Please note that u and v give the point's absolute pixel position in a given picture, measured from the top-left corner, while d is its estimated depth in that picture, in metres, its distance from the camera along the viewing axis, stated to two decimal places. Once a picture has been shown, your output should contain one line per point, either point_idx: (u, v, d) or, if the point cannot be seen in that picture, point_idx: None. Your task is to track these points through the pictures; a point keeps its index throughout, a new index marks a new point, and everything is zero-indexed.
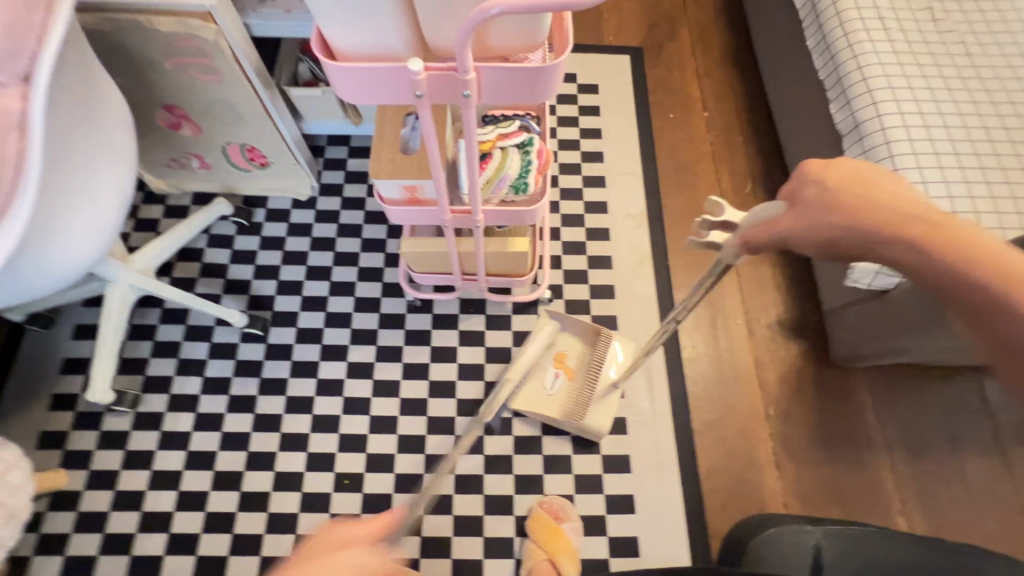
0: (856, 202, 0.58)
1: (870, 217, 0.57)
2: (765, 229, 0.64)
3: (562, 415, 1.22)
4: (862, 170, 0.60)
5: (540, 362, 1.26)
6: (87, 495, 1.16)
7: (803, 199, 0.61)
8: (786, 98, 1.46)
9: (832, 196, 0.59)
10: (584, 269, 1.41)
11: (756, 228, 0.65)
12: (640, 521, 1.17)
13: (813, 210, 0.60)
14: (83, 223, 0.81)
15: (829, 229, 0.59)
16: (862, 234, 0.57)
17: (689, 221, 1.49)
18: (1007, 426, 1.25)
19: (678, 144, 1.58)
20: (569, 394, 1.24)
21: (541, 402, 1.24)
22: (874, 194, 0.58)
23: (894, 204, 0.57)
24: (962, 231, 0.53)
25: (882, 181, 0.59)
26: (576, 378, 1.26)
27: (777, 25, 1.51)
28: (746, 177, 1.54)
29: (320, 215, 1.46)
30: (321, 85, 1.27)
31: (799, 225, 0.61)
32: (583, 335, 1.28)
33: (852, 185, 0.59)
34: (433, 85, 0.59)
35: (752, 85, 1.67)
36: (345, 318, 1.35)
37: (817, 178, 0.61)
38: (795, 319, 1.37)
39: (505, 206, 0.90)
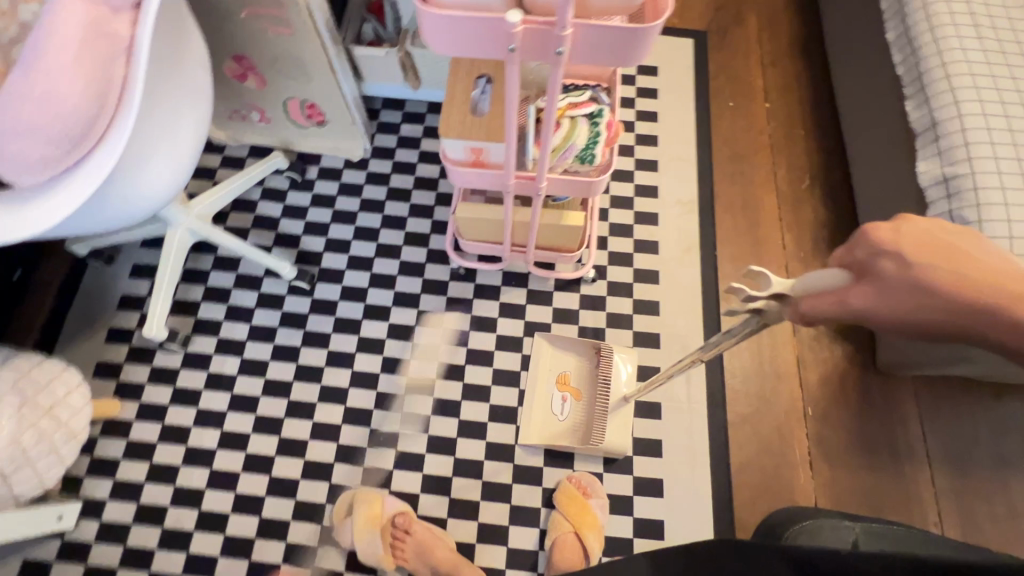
0: (954, 276, 0.52)
1: (972, 300, 0.52)
2: (833, 306, 0.57)
3: (576, 440, 1.21)
4: (936, 233, 0.54)
5: (546, 389, 1.25)
6: (137, 425, 1.22)
7: (876, 272, 0.54)
8: (856, 93, 1.41)
9: (918, 268, 0.53)
10: (629, 252, 1.40)
11: (812, 301, 0.59)
12: (666, 505, 1.18)
13: (894, 294, 0.53)
14: (165, 156, 0.84)
15: (933, 315, 0.52)
16: (969, 313, 0.52)
17: (740, 213, 1.46)
18: None
19: (736, 133, 1.54)
20: (579, 414, 1.24)
21: (553, 429, 1.23)
22: (965, 264, 0.52)
23: (986, 270, 0.52)
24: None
25: (954, 242, 0.54)
26: (581, 401, 1.25)
27: (854, 16, 1.45)
28: (805, 173, 1.50)
29: (371, 176, 1.48)
30: (386, 46, 1.27)
31: (882, 304, 0.54)
32: (581, 353, 1.28)
33: (932, 256, 0.53)
34: (526, 41, 0.59)
35: (819, 78, 1.61)
36: (390, 280, 1.37)
37: (894, 247, 0.54)
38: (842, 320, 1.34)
39: (568, 175, 0.91)
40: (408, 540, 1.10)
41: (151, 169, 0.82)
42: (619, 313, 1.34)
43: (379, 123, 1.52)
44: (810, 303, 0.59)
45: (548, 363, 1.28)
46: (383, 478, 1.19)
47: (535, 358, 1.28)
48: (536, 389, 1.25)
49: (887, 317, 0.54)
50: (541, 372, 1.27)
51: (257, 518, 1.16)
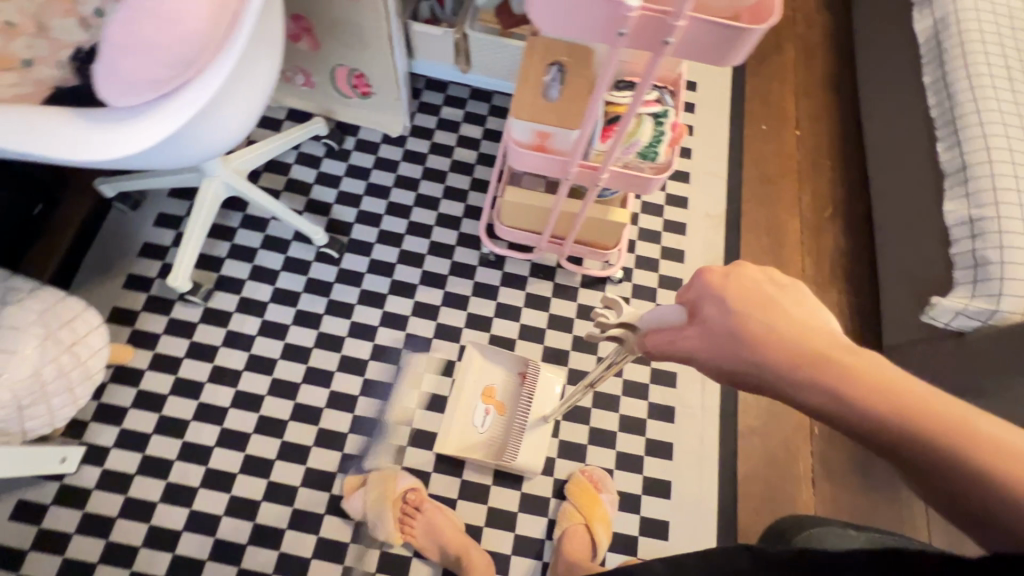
0: (762, 326, 0.49)
1: (779, 354, 0.48)
2: (668, 344, 0.57)
3: (491, 455, 1.18)
4: (762, 287, 0.52)
5: (468, 398, 1.22)
6: (149, 375, 1.19)
7: (704, 315, 0.54)
8: (886, 130, 1.46)
9: (730, 314, 0.51)
10: (655, 258, 1.43)
11: (660, 336, 0.59)
12: (673, 508, 1.20)
13: (715, 338, 0.52)
14: (240, 106, 0.83)
15: (735, 364, 0.50)
16: (775, 367, 0.48)
17: (765, 232, 1.50)
18: None
19: (766, 156, 1.58)
20: (499, 429, 1.21)
21: (468, 441, 1.20)
22: (773, 316, 0.49)
23: (800, 326, 0.48)
24: (874, 371, 0.45)
25: (784, 295, 0.51)
26: (501, 418, 1.22)
27: (891, 57, 1.50)
28: (828, 202, 1.55)
29: (407, 154, 1.47)
30: (443, 26, 1.27)
31: (702, 346, 0.53)
32: (509, 366, 1.25)
33: (750, 306, 0.51)
34: (639, 28, 0.60)
35: (849, 114, 1.66)
36: (418, 259, 1.36)
37: (717, 293, 0.53)
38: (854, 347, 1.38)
39: (628, 169, 0.91)
40: (418, 517, 1.10)
41: (229, 119, 0.82)
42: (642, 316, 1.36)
43: (420, 102, 1.52)
44: (653, 342, 0.60)
45: (470, 374, 1.24)
46: (396, 454, 1.19)
47: (461, 372, 1.24)
48: (456, 401, 1.21)
49: (705, 360, 0.53)
50: (468, 382, 1.23)
51: (265, 481, 1.14)
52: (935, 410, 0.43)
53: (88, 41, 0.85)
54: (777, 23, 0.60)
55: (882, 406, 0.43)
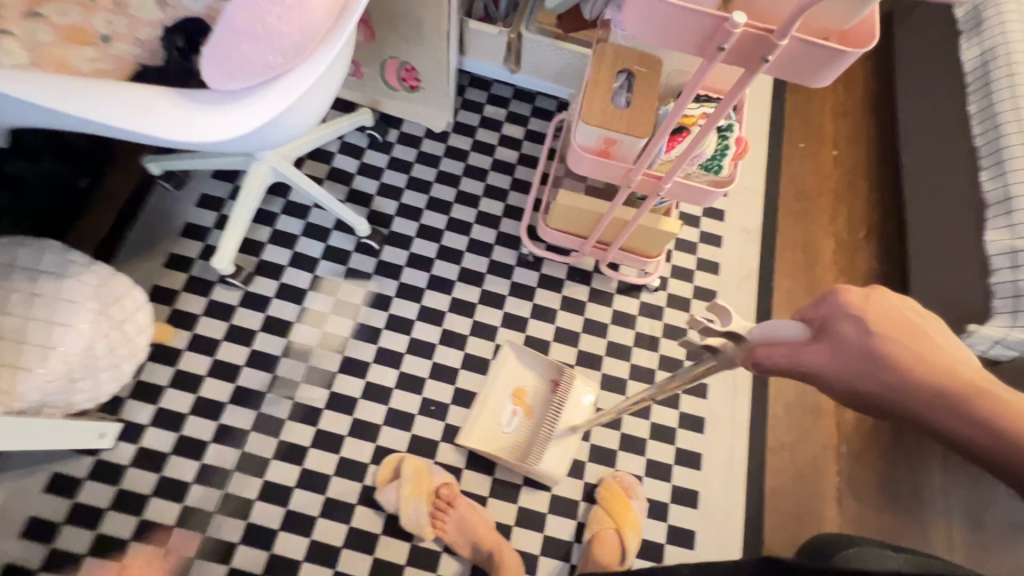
0: (906, 351, 0.51)
1: (920, 377, 0.50)
2: (787, 357, 0.57)
3: (514, 457, 1.19)
4: (899, 309, 0.53)
5: (497, 395, 1.22)
6: (187, 355, 1.19)
7: (836, 331, 0.54)
8: (925, 156, 1.47)
9: (870, 335, 0.52)
10: (691, 269, 1.43)
11: (768, 347, 0.59)
12: (700, 518, 1.21)
13: (851, 355, 0.53)
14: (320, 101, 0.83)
15: (873, 384, 0.52)
16: (915, 391, 0.50)
17: (799, 249, 1.51)
18: None
19: (803, 174, 1.59)
20: (524, 431, 1.22)
21: (495, 440, 1.20)
22: (917, 342, 0.51)
23: (942, 354, 0.51)
24: (1008, 403, 0.48)
25: (918, 322, 0.53)
26: (530, 422, 1.23)
27: (933, 82, 1.51)
28: (862, 223, 1.56)
29: (449, 150, 1.47)
30: (498, 25, 1.27)
31: (831, 363, 0.54)
32: (543, 372, 1.25)
33: (889, 327, 0.52)
34: (739, 46, 0.61)
35: (886, 137, 1.67)
36: (457, 255, 1.37)
37: (857, 312, 0.54)
38: None
39: (690, 180, 0.92)
40: (450, 513, 1.11)
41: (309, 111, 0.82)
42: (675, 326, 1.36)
43: (464, 99, 1.52)
44: (764, 350, 0.59)
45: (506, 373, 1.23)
46: (429, 449, 1.19)
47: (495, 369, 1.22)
48: (487, 397, 1.21)
49: (833, 376, 0.54)
50: (501, 379, 1.23)
51: (299, 468, 1.15)
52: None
53: (165, 19, 0.86)
54: (873, 50, 0.61)
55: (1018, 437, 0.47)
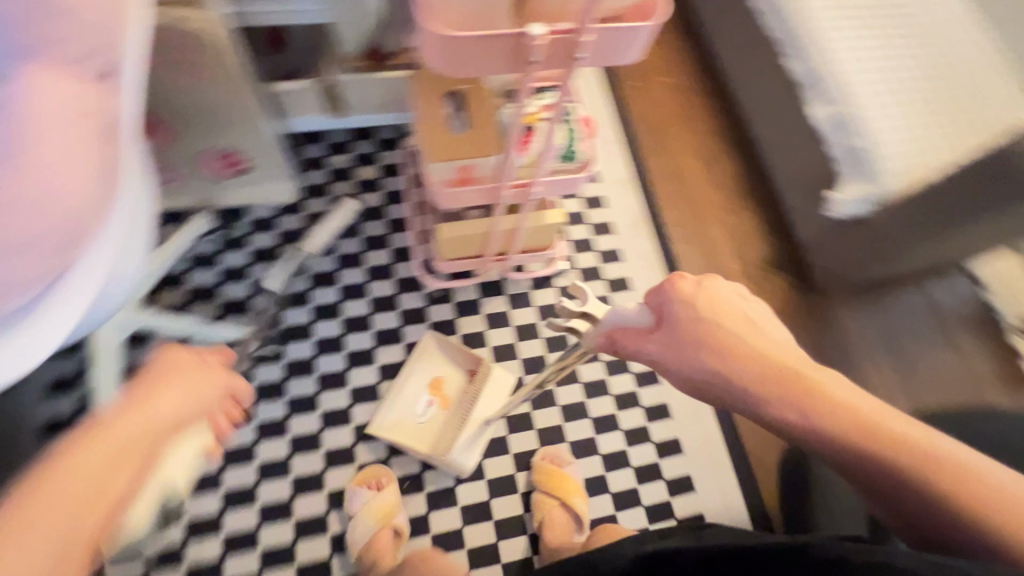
0: (729, 342, 0.62)
1: (744, 369, 0.61)
2: (634, 342, 0.68)
3: (428, 447, 1.18)
4: (725, 302, 0.64)
5: (413, 387, 1.22)
6: (119, 561, 1.06)
7: (670, 323, 0.65)
8: (739, 56, 1.57)
9: (699, 322, 0.63)
10: (589, 237, 1.46)
11: (625, 334, 0.69)
12: (690, 461, 1.26)
13: (677, 343, 0.64)
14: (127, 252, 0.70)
15: (701, 372, 0.63)
16: (734, 375, 0.61)
17: (672, 180, 1.59)
18: (948, 317, 1.54)
19: (648, 109, 1.67)
20: (438, 423, 1.20)
21: (404, 431, 1.19)
22: (734, 334, 0.62)
23: (765, 341, 0.62)
24: (824, 391, 0.60)
25: (743, 309, 0.64)
26: (448, 416, 1.21)
27: None
28: (712, 134, 1.67)
29: (310, 218, 1.36)
30: (305, 78, 1.18)
31: (668, 351, 0.65)
32: (462, 363, 1.24)
33: (710, 319, 0.63)
34: (550, 51, 0.60)
35: (701, 48, 1.79)
36: (364, 321, 1.28)
37: (693, 307, 0.64)
38: (775, 256, 1.54)
39: (557, 175, 0.90)
40: None
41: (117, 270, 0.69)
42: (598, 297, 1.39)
43: (302, 161, 1.41)
44: (615, 330, 0.70)
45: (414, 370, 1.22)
46: (421, 524, 1.15)
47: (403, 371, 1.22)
48: (397, 394, 1.21)
49: (675, 364, 0.64)
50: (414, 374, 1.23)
51: None
52: (864, 417, 0.59)
53: None
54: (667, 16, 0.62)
55: (830, 417, 0.59)
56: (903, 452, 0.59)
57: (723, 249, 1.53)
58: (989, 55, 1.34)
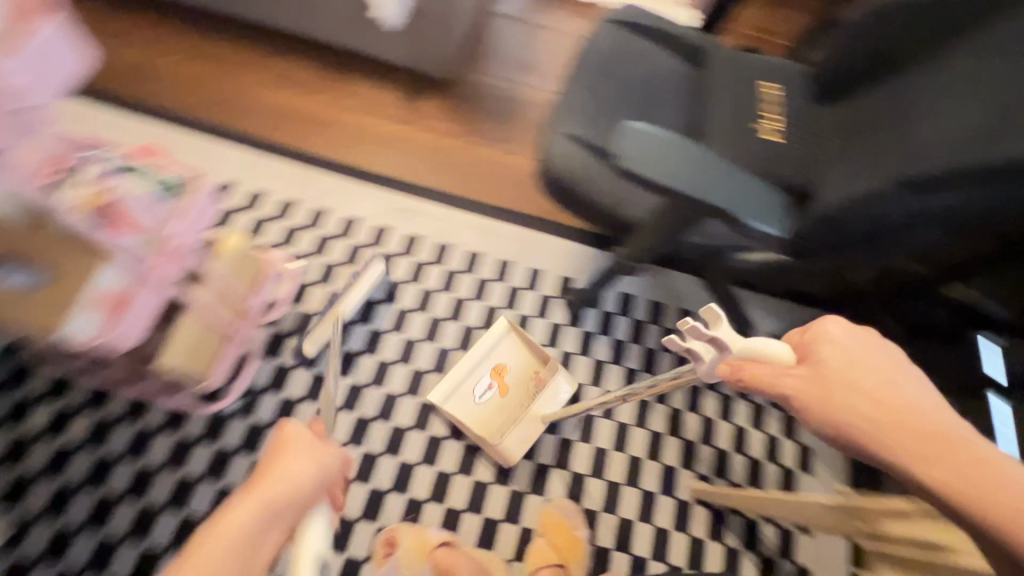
0: (836, 385, 0.68)
1: (841, 420, 0.67)
2: (767, 377, 0.70)
3: (482, 431, 1.18)
4: (853, 361, 0.69)
5: (471, 371, 1.19)
6: None
7: (820, 360, 0.70)
8: None
9: (839, 371, 0.68)
10: (290, 227, 1.39)
11: (755, 365, 0.71)
12: (522, 259, 1.42)
13: (815, 381, 0.69)
14: None
15: (814, 405, 0.68)
16: (856, 421, 0.66)
17: (285, 123, 1.53)
18: (527, 13, 1.82)
19: (198, 98, 1.53)
20: (495, 408, 1.21)
21: (466, 413, 1.18)
22: (870, 396, 0.67)
23: (878, 389, 0.67)
24: (956, 456, 0.62)
25: (862, 350, 0.70)
26: (512, 394, 1.22)
27: None
28: (266, 60, 1.60)
29: (57, 507, 1.09)
30: None
31: (804, 386, 0.69)
32: (534, 353, 1.24)
33: (846, 374, 0.68)
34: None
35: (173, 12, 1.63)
36: (222, 493, 1.13)
37: (817, 360, 0.70)
38: (408, 88, 1.62)
39: (180, 207, 0.98)
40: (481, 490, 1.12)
41: None
42: (349, 253, 1.37)
43: None
44: (735, 358, 0.72)
45: (493, 334, 1.21)
46: (453, 517, 1.16)
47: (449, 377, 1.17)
48: (463, 375, 1.18)
49: (820, 412, 0.68)
50: (472, 372, 1.19)
51: None
52: (957, 468, 0.61)
53: None
54: None
55: (914, 452, 0.63)
56: (941, 474, 0.61)
57: (376, 123, 1.55)
58: None
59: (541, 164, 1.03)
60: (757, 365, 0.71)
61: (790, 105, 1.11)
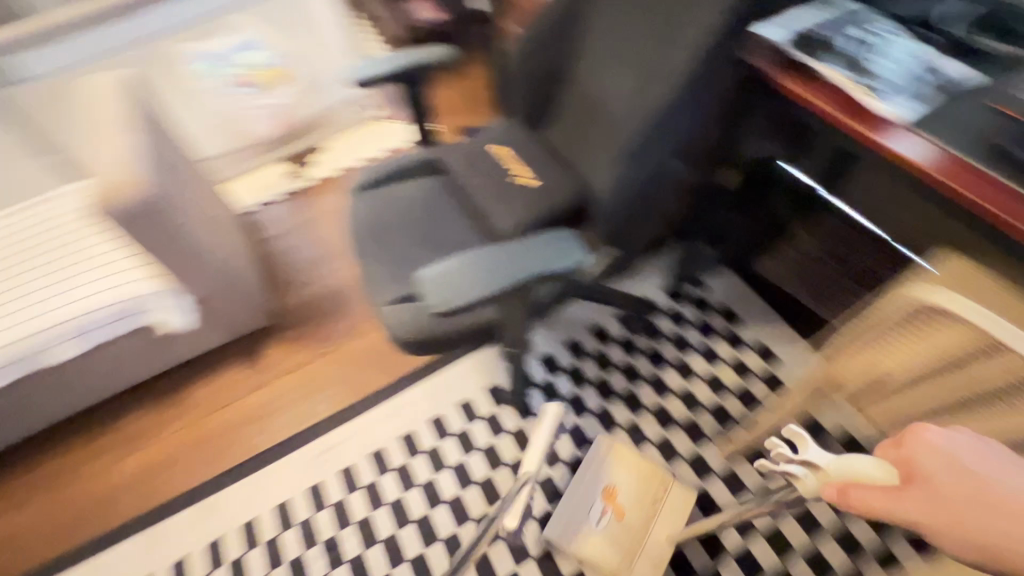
0: (969, 504, 0.65)
1: (1005, 548, 0.62)
2: (888, 502, 0.70)
3: (618, 562, 1.15)
4: (964, 472, 0.67)
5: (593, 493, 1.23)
6: None
7: (927, 477, 0.69)
8: None
9: (969, 487, 0.66)
10: (235, 559, 1.29)
11: (859, 487, 0.73)
12: (446, 401, 1.44)
13: (938, 501, 0.67)
14: None
15: (976, 522, 0.64)
16: (1007, 543, 0.62)
17: (160, 477, 1.42)
18: (294, 225, 1.92)
19: (52, 532, 1.37)
20: (620, 536, 1.18)
21: (591, 545, 1.17)
22: (1018, 512, 0.63)
23: (992, 511, 0.64)
24: None
25: (986, 465, 0.68)
26: (634, 516, 1.21)
27: None
28: (94, 441, 1.49)
29: None
30: None
31: (930, 508, 0.67)
32: (637, 471, 1.25)
33: (960, 483, 0.67)
34: None
35: None
36: None
37: (924, 479, 0.69)
38: (246, 355, 1.61)
39: None
40: None
41: None
42: (305, 531, 1.30)
43: None
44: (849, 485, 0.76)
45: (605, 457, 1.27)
46: None
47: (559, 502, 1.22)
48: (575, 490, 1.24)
49: (958, 531, 0.65)
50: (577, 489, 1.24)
51: None
52: None
53: None
54: None
55: None
56: None
57: (239, 406, 1.51)
58: (22, 219, 1.48)
59: (395, 334, 1.05)
60: (882, 499, 0.71)
61: (520, 151, 1.26)
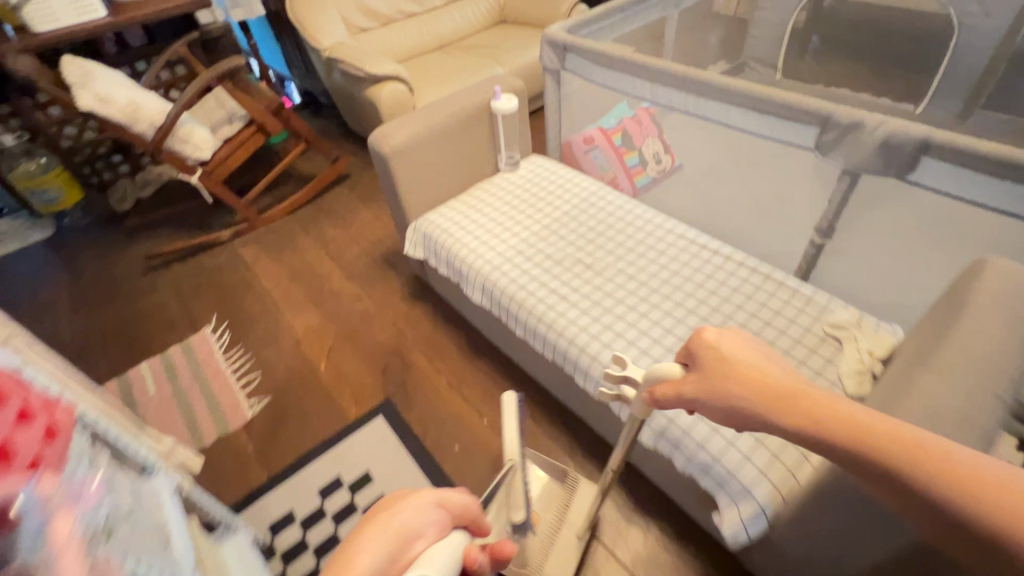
0: (719, 376, 0.67)
1: (769, 418, 0.61)
2: (681, 399, 0.72)
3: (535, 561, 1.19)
4: (728, 355, 0.68)
5: None
6: None
7: (695, 360, 0.72)
8: (544, 374, 1.48)
9: (750, 370, 0.65)
10: None
11: (663, 387, 0.76)
12: None
13: (709, 381, 0.68)
14: None
15: (748, 399, 0.63)
16: (758, 398, 0.63)
17: None
18: None
19: (482, 469, 1.46)
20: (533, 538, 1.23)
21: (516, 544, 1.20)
22: (791, 410, 0.60)
23: (748, 375, 0.65)
24: (922, 452, 0.52)
25: (761, 353, 0.69)
26: (542, 525, 1.26)
27: (490, 324, 1.61)
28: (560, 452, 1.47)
29: None
30: None
31: (700, 388, 0.69)
32: (555, 475, 1.35)
33: (755, 380, 0.64)
34: None
35: (506, 365, 1.71)
36: None
37: (702, 360, 0.71)
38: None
39: None
40: None
41: None
42: None
43: None
44: (656, 393, 0.76)
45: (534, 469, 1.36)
46: None
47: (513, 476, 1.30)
48: None
49: (716, 398, 0.66)
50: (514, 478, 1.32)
51: None
52: (906, 442, 0.53)
53: None
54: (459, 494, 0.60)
55: (846, 439, 0.56)
56: (904, 450, 0.53)
57: None
58: (743, 280, 1.32)
59: None
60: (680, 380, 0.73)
61: None
